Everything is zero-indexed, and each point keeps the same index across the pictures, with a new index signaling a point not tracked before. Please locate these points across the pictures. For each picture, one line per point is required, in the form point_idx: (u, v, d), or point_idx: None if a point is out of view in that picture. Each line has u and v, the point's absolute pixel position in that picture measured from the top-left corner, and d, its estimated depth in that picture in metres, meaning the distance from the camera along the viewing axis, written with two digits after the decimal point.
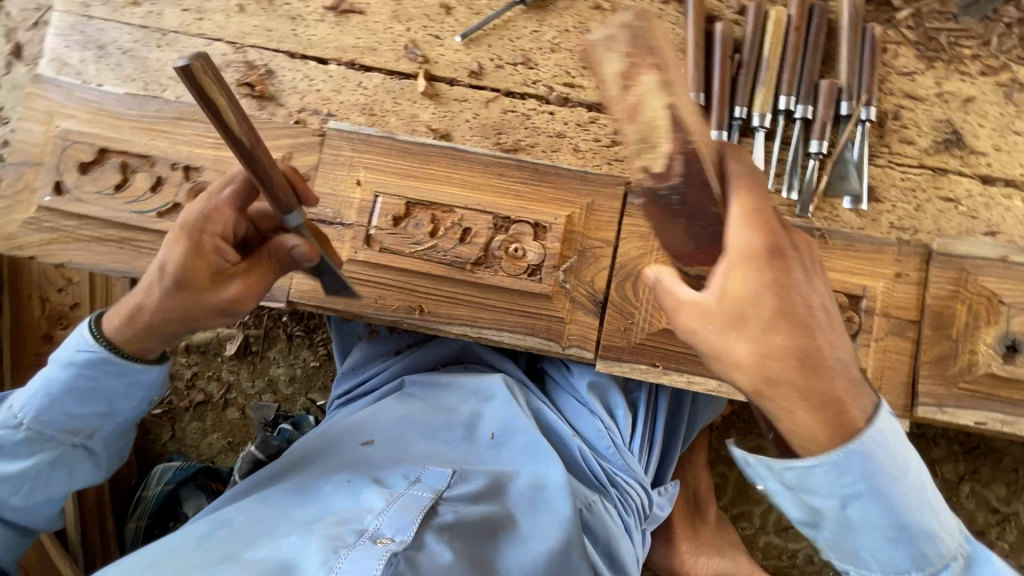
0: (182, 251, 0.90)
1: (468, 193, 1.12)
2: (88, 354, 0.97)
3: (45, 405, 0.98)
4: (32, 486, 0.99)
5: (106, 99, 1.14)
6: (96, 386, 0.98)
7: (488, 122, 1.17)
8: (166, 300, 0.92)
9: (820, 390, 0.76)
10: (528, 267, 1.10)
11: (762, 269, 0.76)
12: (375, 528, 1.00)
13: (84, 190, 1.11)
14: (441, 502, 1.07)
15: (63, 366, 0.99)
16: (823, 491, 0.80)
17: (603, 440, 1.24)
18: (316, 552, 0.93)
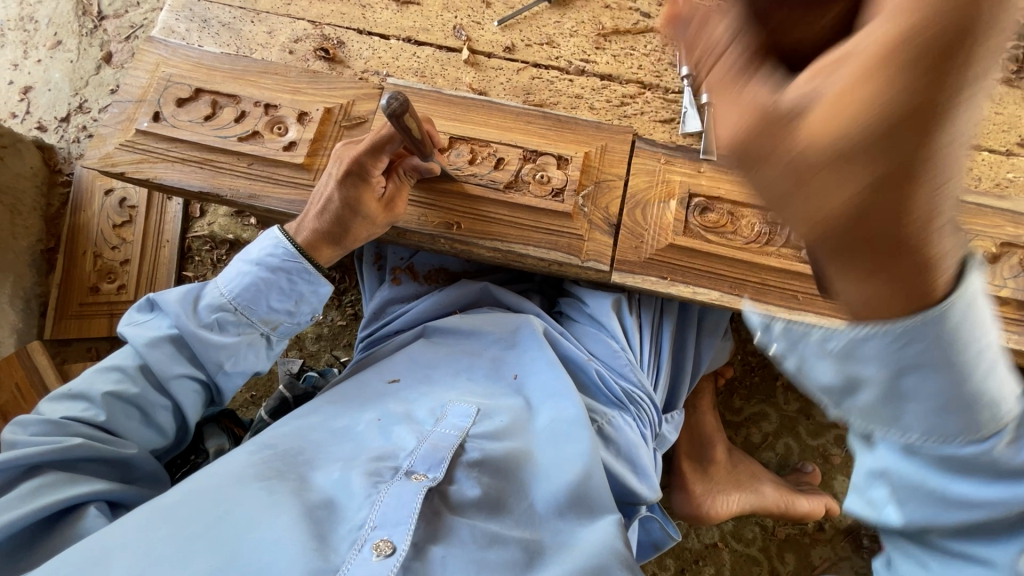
0: (353, 187, 1.20)
1: (502, 133, 1.33)
2: (271, 258, 1.23)
3: (250, 296, 1.24)
4: (234, 359, 1.28)
5: (205, 56, 1.39)
6: (284, 285, 1.26)
7: (519, 85, 1.41)
8: (336, 230, 1.23)
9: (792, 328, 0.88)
10: (552, 191, 1.28)
11: (902, 67, 0.43)
12: (408, 465, 1.10)
13: (178, 119, 1.31)
14: (468, 440, 1.14)
15: (245, 266, 1.25)
16: (873, 357, 0.59)
17: (619, 360, 1.31)
18: (359, 487, 1.07)
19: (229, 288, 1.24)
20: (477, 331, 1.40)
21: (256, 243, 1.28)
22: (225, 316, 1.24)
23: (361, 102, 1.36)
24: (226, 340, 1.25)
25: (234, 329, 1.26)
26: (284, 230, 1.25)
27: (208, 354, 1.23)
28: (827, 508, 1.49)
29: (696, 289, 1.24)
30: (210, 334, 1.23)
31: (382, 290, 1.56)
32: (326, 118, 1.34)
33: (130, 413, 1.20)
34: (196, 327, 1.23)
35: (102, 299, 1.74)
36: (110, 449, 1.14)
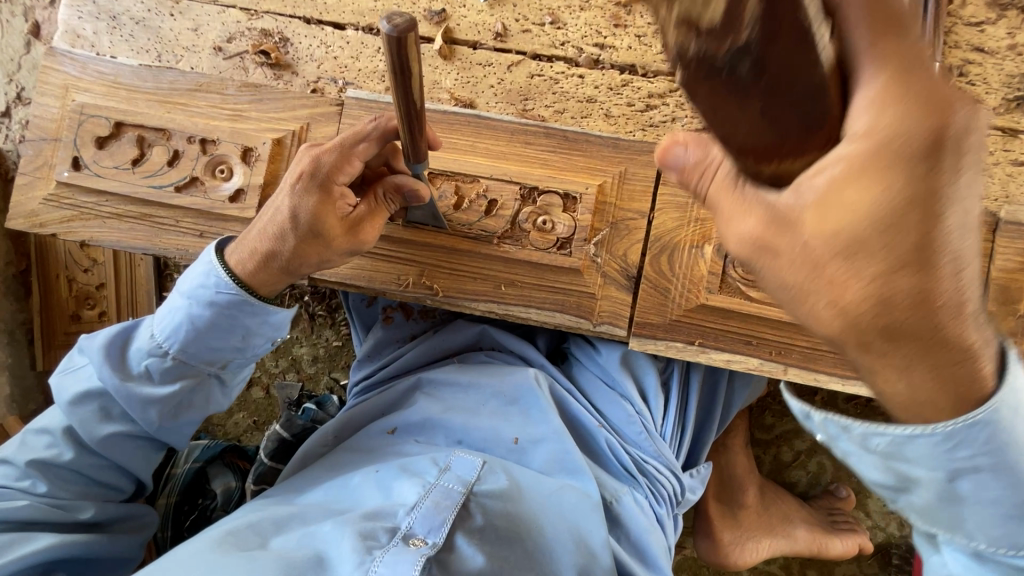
0: (311, 199, 0.92)
1: (493, 163, 1.06)
2: (205, 291, 0.96)
3: (188, 337, 0.98)
4: (177, 409, 1.03)
5: (120, 71, 1.11)
6: (226, 321, 0.98)
7: (513, 88, 1.11)
8: (282, 253, 0.94)
9: (945, 347, 0.62)
10: (557, 241, 1.05)
11: (878, 175, 0.58)
12: (407, 527, 0.96)
13: (102, 165, 1.09)
14: (472, 498, 1.01)
15: (177, 303, 0.98)
16: (921, 462, 0.68)
17: (633, 427, 1.19)
18: (349, 553, 0.90)
19: (163, 335, 0.99)
20: (476, 384, 1.25)
21: (190, 271, 1.00)
22: (163, 369, 1.00)
23: (317, 127, 1.09)
24: (170, 392, 1.00)
25: (173, 376, 1.01)
26: (218, 256, 0.97)
27: (143, 411, 0.99)
28: (861, 544, 1.40)
29: (732, 357, 1.04)
30: (144, 386, 1.00)
31: (374, 330, 1.44)
32: (277, 153, 1.08)
33: (70, 478, 1.01)
34: (129, 380, 0.99)
35: (86, 327, 1.64)
36: (58, 512, 0.97)
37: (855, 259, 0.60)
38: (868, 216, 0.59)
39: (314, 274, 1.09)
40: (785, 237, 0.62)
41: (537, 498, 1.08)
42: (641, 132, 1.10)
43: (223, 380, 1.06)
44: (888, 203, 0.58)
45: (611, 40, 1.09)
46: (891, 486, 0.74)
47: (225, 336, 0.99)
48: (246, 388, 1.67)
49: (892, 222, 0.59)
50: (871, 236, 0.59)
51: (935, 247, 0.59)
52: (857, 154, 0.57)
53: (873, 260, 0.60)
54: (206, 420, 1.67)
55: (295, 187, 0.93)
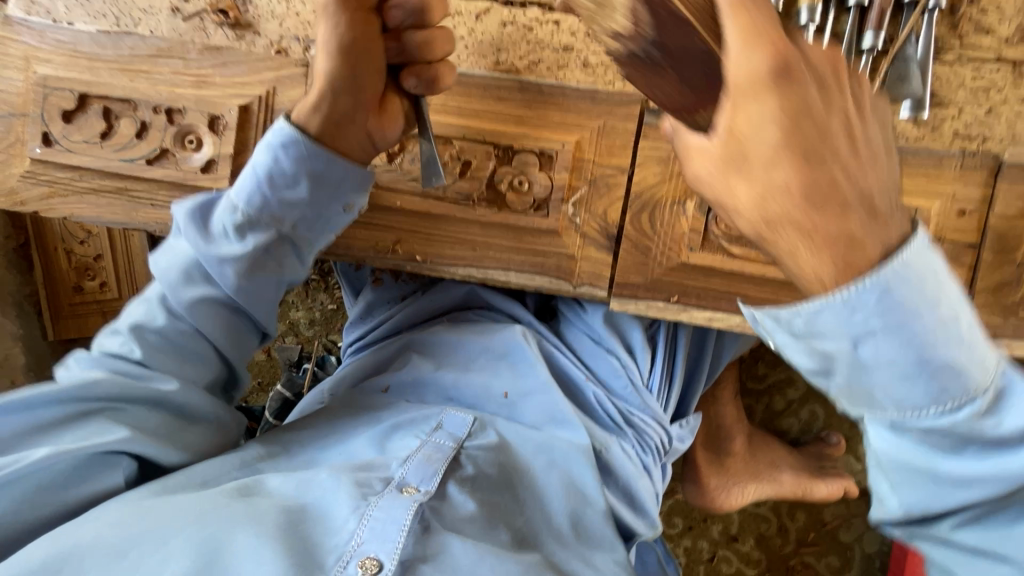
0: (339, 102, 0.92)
1: (465, 123, 1.03)
2: (294, 153, 0.92)
3: (258, 191, 0.94)
4: (254, 271, 0.96)
5: (80, 40, 1.08)
6: (316, 173, 0.94)
7: (485, 39, 1.04)
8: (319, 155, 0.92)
9: (845, 250, 0.58)
10: (533, 202, 1.02)
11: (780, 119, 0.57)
12: (400, 476, 0.96)
13: (72, 140, 1.07)
14: (463, 452, 1.03)
15: (257, 168, 0.93)
16: (834, 332, 0.60)
17: (620, 381, 1.19)
18: (345, 498, 0.90)
19: (241, 197, 0.93)
20: (464, 342, 1.25)
21: (260, 150, 0.95)
22: (248, 223, 0.94)
23: (284, 90, 1.06)
24: (258, 235, 0.94)
25: (252, 228, 0.94)
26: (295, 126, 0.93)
27: (222, 266, 0.94)
28: (847, 488, 1.43)
29: (714, 314, 1.03)
30: (226, 243, 0.94)
31: (364, 292, 1.43)
32: (244, 120, 1.05)
33: (161, 346, 0.96)
34: (212, 248, 0.94)
35: (90, 299, 1.69)
36: (141, 386, 0.92)
37: (794, 189, 0.58)
38: (755, 172, 0.58)
39: None
40: (757, 148, 0.58)
41: (526, 452, 1.09)
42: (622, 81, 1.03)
43: (298, 244, 0.99)
44: (780, 144, 0.57)
45: None
46: (817, 375, 0.65)
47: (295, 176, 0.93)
48: None
49: (794, 159, 0.57)
50: (772, 178, 0.58)
51: (823, 161, 0.58)
52: (767, 80, 0.56)
53: (850, 192, 0.58)
54: None
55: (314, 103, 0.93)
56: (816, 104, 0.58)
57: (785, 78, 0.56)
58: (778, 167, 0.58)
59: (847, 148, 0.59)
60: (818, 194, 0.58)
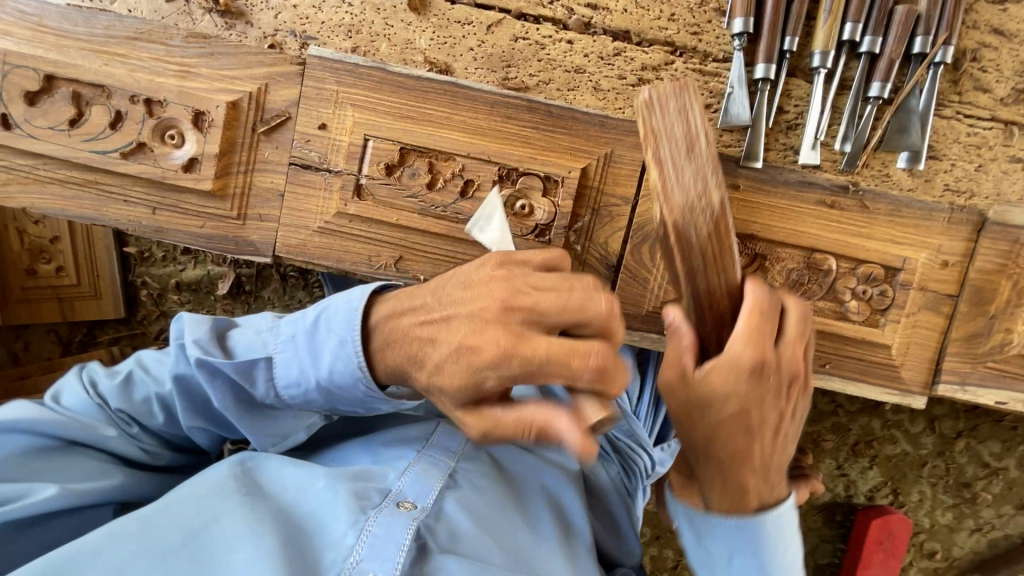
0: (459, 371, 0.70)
1: (470, 139, 0.99)
2: (338, 384, 0.85)
3: (305, 364, 0.87)
4: (296, 421, 0.98)
5: (46, 13, 0.97)
6: (320, 348, 0.86)
7: (495, 53, 1.00)
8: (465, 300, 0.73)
9: (737, 485, 0.80)
10: (536, 227, 1.00)
11: (745, 391, 0.73)
12: (397, 491, 0.96)
13: (36, 125, 0.98)
14: (459, 469, 1.03)
15: (291, 334, 0.88)
16: (720, 540, 0.85)
17: (611, 406, 1.19)
18: (343, 512, 0.91)
19: (282, 382, 0.88)
20: None
21: (338, 301, 0.86)
22: (264, 400, 0.92)
23: (277, 89, 0.99)
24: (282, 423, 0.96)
25: (294, 412, 0.95)
26: (364, 312, 0.83)
27: (259, 438, 0.95)
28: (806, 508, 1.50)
29: None
30: (272, 415, 0.95)
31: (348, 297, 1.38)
32: (232, 118, 0.98)
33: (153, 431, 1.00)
34: (242, 407, 0.92)
35: (44, 282, 1.56)
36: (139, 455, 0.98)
37: (716, 440, 0.77)
38: (704, 413, 0.75)
39: (280, 251, 1.03)
40: (723, 401, 0.74)
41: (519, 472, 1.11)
42: (632, 108, 1.02)
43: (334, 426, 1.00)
44: (736, 411, 0.74)
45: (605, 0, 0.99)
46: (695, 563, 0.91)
47: (309, 364, 0.86)
48: None
49: (728, 426, 0.75)
50: (711, 423, 0.76)
51: (748, 441, 0.77)
52: (745, 383, 0.72)
53: (765, 465, 0.79)
54: None
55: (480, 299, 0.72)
56: (774, 413, 0.76)
57: (752, 387, 0.73)
58: (722, 425, 0.75)
59: (770, 434, 0.78)
60: (733, 459, 0.78)
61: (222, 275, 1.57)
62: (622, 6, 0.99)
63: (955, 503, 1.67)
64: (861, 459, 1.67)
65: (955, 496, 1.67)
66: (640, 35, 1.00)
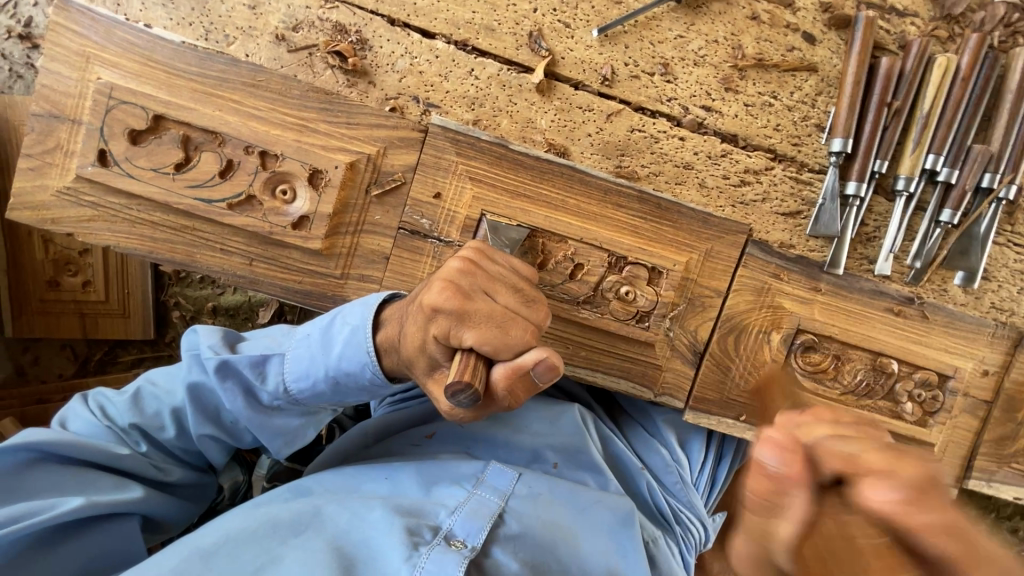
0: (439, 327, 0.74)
1: (583, 224, 1.01)
2: (351, 370, 0.83)
3: (314, 358, 0.85)
4: (289, 436, 0.92)
5: (159, 48, 0.92)
6: (330, 351, 0.84)
7: (612, 141, 1.03)
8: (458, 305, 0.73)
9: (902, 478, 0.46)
10: (637, 313, 1.04)
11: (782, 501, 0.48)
12: (448, 528, 0.99)
13: (137, 165, 0.92)
14: (508, 510, 1.05)
15: (309, 338, 0.86)
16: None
17: (671, 474, 1.22)
18: (396, 545, 0.92)
19: (294, 377, 0.86)
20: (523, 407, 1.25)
21: (353, 301, 0.88)
22: (277, 399, 0.88)
23: (396, 153, 0.98)
24: (293, 423, 0.91)
25: (302, 412, 0.91)
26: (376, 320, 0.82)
27: (269, 440, 0.90)
28: None
29: None
30: (277, 417, 0.90)
31: None
32: (348, 179, 0.97)
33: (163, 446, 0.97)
34: (257, 408, 0.89)
35: (66, 296, 1.46)
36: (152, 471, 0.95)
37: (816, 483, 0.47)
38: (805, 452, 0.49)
39: None
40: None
41: (570, 511, 1.10)
42: (731, 208, 1.07)
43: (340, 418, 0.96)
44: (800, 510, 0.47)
45: (720, 105, 1.04)
46: None
47: (319, 356, 0.84)
48: None
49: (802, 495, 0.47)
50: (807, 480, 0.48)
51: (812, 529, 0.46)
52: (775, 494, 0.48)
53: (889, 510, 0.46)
54: None
55: (455, 288, 0.75)
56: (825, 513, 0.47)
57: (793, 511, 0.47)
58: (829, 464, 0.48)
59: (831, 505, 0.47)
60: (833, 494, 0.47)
61: (265, 304, 1.51)
62: (734, 111, 1.05)
63: None
64: None
65: None
66: (746, 139, 1.06)
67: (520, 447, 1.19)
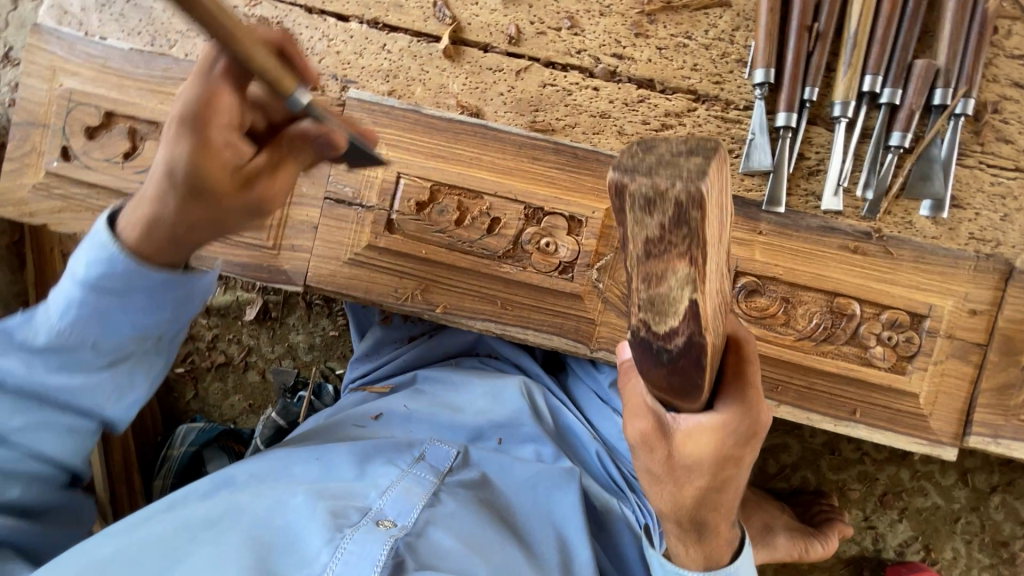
0: (184, 148, 0.73)
1: (498, 179, 1.02)
2: (101, 275, 0.75)
3: (87, 304, 0.77)
4: (109, 394, 0.83)
5: (111, 55, 1.05)
6: (113, 296, 0.77)
7: (524, 98, 1.05)
8: (168, 215, 0.75)
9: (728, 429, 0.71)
10: (559, 264, 1.02)
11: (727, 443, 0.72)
12: (378, 509, 0.92)
13: (93, 157, 1.05)
14: (444, 488, 0.99)
15: (70, 287, 0.77)
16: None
17: (624, 442, 1.17)
18: (319, 528, 0.86)
19: (59, 316, 0.77)
20: (469, 382, 1.21)
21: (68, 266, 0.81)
22: (61, 356, 0.79)
23: None
24: (81, 381, 0.81)
25: (103, 364, 0.81)
26: (108, 231, 0.77)
27: (86, 400, 0.82)
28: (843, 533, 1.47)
29: None
30: (76, 380, 0.81)
31: (371, 330, 1.35)
32: None
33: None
34: (43, 372, 0.80)
35: None
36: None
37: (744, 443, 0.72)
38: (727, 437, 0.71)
39: (310, 280, 1.07)
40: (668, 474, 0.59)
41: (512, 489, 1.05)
42: None
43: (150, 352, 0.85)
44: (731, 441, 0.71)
45: (631, 51, 1.04)
46: None
47: (87, 289, 0.76)
48: (242, 372, 1.64)
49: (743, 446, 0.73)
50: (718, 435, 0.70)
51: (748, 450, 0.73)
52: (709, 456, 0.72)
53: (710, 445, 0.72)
54: (202, 402, 1.64)
55: (170, 136, 0.75)
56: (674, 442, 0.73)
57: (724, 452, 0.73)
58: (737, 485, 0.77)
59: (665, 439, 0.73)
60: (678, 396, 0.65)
61: (251, 301, 1.61)
62: (647, 56, 1.04)
63: (992, 563, 1.56)
64: (889, 510, 1.57)
65: (992, 556, 1.56)
66: (664, 83, 1.04)
67: (463, 426, 1.14)
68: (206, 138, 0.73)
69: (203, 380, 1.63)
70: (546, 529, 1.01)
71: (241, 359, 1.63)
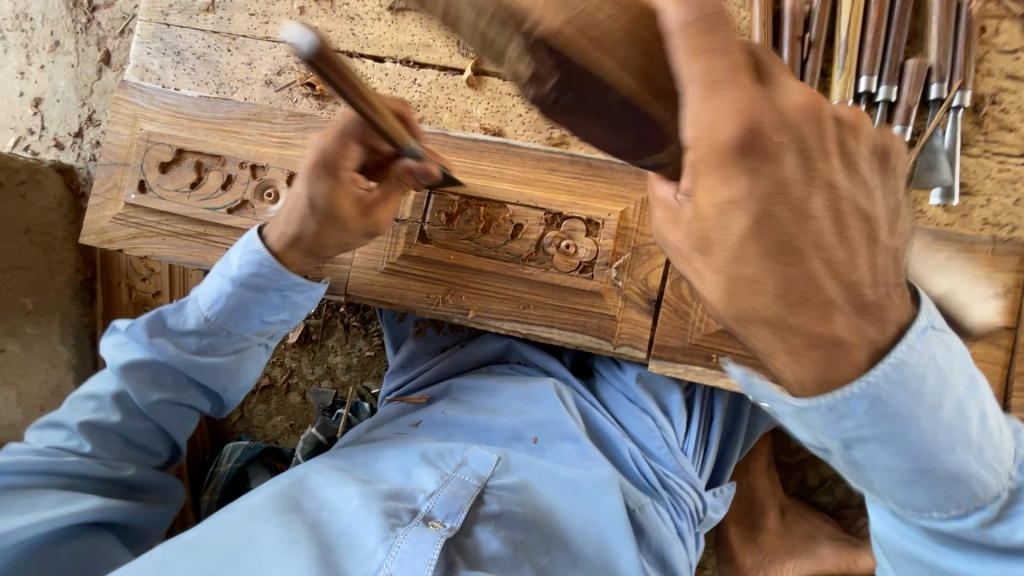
0: (321, 186, 0.96)
1: (520, 190, 1.11)
2: (250, 274, 1.01)
3: (226, 298, 1.02)
4: (237, 375, 1.09)
5: (183, 102, 1.21)
6: (246, 296, 1.02)
7: (541, 117, 1.16)
8: (305, 236, 1.00)
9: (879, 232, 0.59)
10: (579, 264, 1.09)
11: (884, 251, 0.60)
12: (426, 510, 0.93)
13: (165, 189, 1.20)
14: (488, 490, 0.99)
15: (218, 282, 1.02)
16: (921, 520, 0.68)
17: (656, 441, 1.17)
18: (373, 530, 0.87)
19: (207, 306, 1.03)
20: (501, 387, 1.25)
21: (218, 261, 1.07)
22: (201, 339, 1.04)
23: None
24: (220, 359, 1.06)
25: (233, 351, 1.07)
26: (258, 236, 1.03)
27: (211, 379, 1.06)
28: None
29: None
30: (206, 359, 1.05)
31: (407, 342, 1.45)
32: None
33: (114, 439, 1.03)
34: (187, 353, 1.04)
35: None
36: (106, 469, 1.00)
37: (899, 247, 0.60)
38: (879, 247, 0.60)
39: (350, 290, 1.16)
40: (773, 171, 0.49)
41: (552, 489, 1.05)
42: None
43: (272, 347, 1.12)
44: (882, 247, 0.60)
45: None
46: None
47: (228, 283, 1.01)
48: (284, 394, 1.74)
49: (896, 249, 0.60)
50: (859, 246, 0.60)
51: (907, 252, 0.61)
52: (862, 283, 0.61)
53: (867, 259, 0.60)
54: (248, 422, 1.75)
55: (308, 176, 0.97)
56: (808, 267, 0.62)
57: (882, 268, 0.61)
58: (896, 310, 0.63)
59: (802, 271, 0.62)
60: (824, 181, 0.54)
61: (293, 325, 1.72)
62: None
63: None
64: None
65: None
66: None
67: (500, 430, 1.16)
68: (338, 180, 0.97)
69: (248, 402, 1.73)
70: (588, 529, 1.01)
71: (284, 380, 1.73)
